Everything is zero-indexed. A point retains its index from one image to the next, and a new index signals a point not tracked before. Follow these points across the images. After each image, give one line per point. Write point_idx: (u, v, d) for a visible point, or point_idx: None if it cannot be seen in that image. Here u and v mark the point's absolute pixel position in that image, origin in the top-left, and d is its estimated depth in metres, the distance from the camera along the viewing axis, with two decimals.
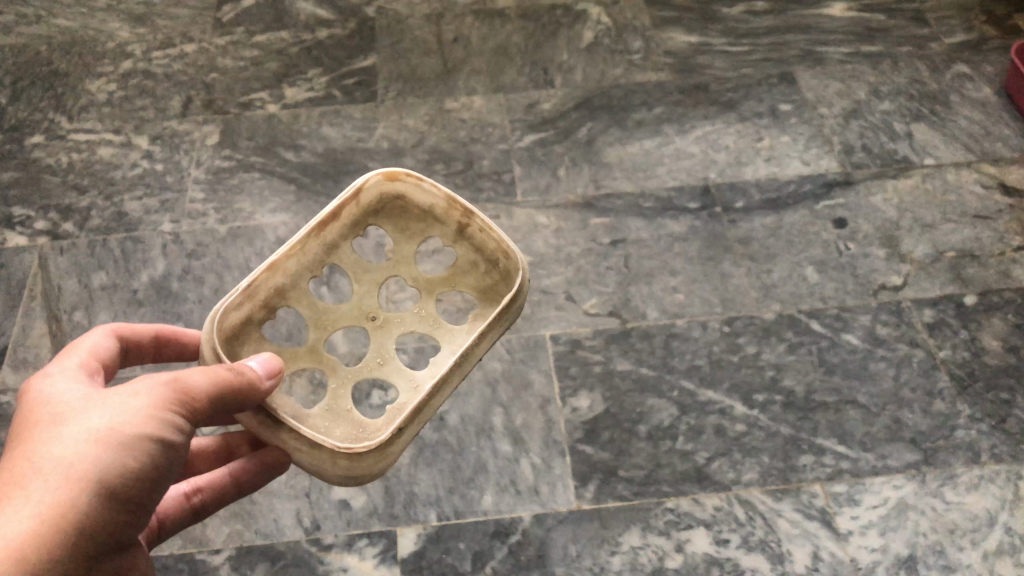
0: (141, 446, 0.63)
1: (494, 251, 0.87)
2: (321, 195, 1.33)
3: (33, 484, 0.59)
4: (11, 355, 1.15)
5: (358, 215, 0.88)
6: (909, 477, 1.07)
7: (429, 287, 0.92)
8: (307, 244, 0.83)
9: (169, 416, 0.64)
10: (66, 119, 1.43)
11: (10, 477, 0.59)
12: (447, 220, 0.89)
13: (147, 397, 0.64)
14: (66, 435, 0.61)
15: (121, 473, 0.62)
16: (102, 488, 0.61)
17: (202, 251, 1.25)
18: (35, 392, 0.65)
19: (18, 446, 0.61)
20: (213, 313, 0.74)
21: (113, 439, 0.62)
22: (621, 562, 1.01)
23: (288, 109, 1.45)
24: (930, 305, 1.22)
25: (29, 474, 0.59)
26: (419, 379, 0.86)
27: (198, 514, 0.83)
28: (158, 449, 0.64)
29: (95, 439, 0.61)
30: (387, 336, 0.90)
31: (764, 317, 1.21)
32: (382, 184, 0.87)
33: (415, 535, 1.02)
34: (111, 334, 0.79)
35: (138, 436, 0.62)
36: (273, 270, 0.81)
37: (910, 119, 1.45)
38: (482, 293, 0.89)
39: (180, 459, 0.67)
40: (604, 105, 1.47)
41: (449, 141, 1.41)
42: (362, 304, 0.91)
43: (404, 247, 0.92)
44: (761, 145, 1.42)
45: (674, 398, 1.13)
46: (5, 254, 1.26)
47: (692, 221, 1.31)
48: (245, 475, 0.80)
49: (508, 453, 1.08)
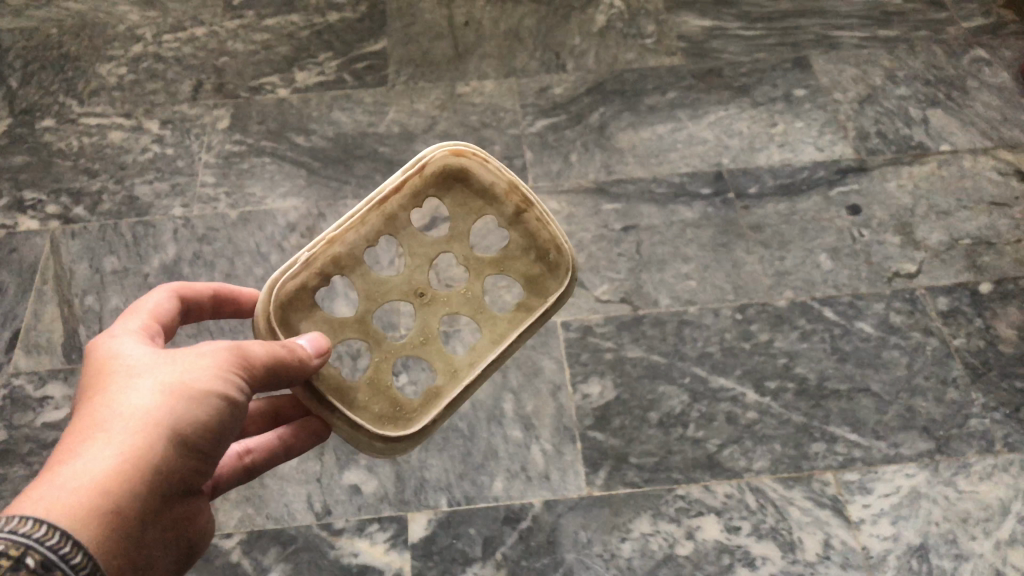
0: (210, 402, 0.62)
1: (547, 243, 0.85)
2: (332, 180, 1.32)
3: (110, 433, 0.58)
4: (23, 338, 1.16)
5: (418, 186, 0.82)
6: (922, 466, 1.06)
7: (479, 268, 0.87)
8: (369, 213, 0.78)
9: (232, 377, 0.64)
10: (77, 103, 1.43)
11: (89, 423, 0.58)
12: (505, 202, 0.85)
13: (213, 357, 0.64)
14: (141, 387, 0.61)
15: (190, 429, 0.61)
16: (175, 439, 0.60)
17: (213, 235, 1.25)
18: (104, 348, 0.65)
19: (89, 399, 0.61)
20: (270, 280, 0.75)
21: (185, 393, 0.61)
22: (631, 548, 1.00)
23: (298, 93, 1.44)
24: (945, 293, 1.21)
25: (107, 420, 0.59)
26: (459, 363, 0.83)
27: (249, 474, 0.81)
28: (224, 407, 0.63)
29: (168, 390, 0.61)
30: (433, 314, 0.85)
31: (776, 304, 1.20)
32: (446, 159, 0.82)
33: (425, 520, 1.02)
34: (173, 293, 0.78)
35: (207, 393, 0.62)
36: (331, 242, 0.78)
37: (927, 104, 1.44)
38: (528, 282, 0.86)
39: (236, 426, 0.67)
40: (616, 90, 1.46)
41: (461, 126, 1.40)
42: (413, 277, 0.85)
43: (460, 222, 0.85)
44: (774, 130, 1.40)
45: (685, 385, 1.12)
46: (17, 238, 1.26)
47: (705, 208, 1.30)
48: (301, 436, 0.81)
49: (519, 439, 1.08)
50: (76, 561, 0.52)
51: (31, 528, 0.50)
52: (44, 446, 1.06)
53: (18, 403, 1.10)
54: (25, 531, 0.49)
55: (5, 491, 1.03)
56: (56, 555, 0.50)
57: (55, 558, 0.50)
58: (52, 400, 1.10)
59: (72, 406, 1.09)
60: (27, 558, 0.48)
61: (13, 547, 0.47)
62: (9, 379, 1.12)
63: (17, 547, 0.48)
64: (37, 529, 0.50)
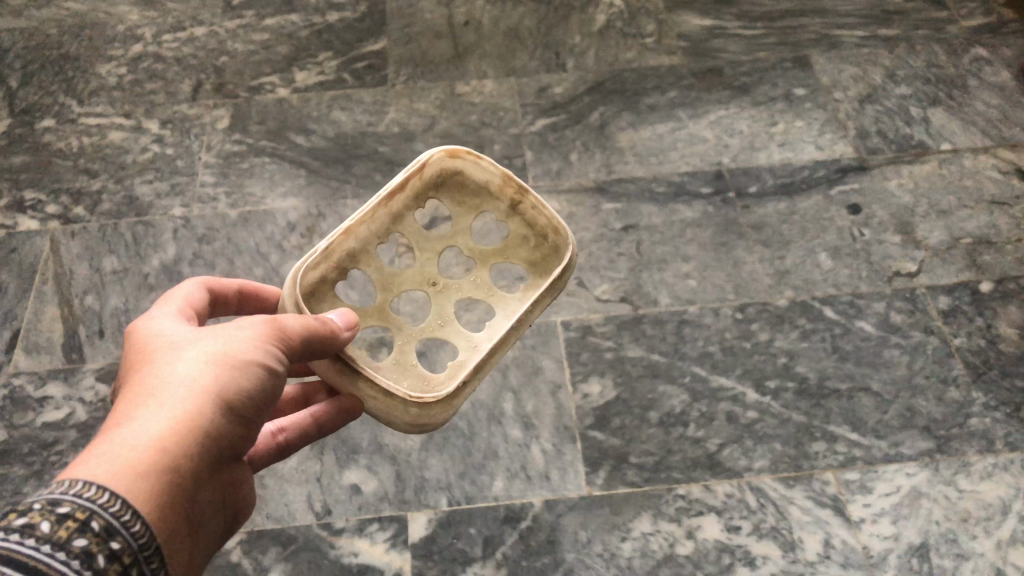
0: (253, 371, 0.63)
1: (545, 227, 0.87)
2: (332, 180, 1.32)
3: (158, 400, 0.59)
4: (23, 338, 1.15)
5: (421, 187, 0.86)
6: (922, 465, 1.06)
7: (484, 257, 0.91)
8: (377, 211, 0.82)
9: (271, 348, 0.65)
10: (76, 104, 1.43)
11: (139, 393, 0.59)
12: (501, 196, 0.88)
13: (252, 328, 0.65)
14: (186, 359, 0.62)
15: (235, 397, 0.62)
16: (223, 406, 0.61)
17: (213, 235, 1.25)
18: (144, 329, 0.66)
19: (134, 374, 0.62)
20: (293, 272, 0.75)
21: (230, 362, 0.62)
22: (632, 548, 1.00)
23: (298, 92, 1.44)
24: (945, 292, 1.21)
25: (157, 389, 0.59)
26: (477, 339, 0.85)
27: (285, 453, 0.81)
28: (266, 378, 0.64)
29: (212, 360, 0.62)
30: (446, 301, 0.89)
31: (777, 303, 1.20)
32: (443, 160, 0.86)
33: (425, 520, 1.02)
34: (203, 286, 0.79)
35: (250, 362, 0.63)
36: (346, 234, 0.80)
37: (927, 103, 1.44)
38: (532, 266, 0.89)
39: (275, 401, 0.67)
40: (616, 89, 1.46)
41: (461, 126, 1.40)
42: (424, 270, 0.90)
43: (461, 219, 0.90)
44: (775, 129, 1.40)
45: (686, 385, 1.12)
46: (16, 238, 1.26)
47: (705, 207, 1.30)
48: (331, 415, 0.79)
49: (519, 438, 1.08)
50: (137, 528, 0.52)
51: (93, 491, 0.51)
52: (43, 446, 1.06)
53: (18, 403, 1.10)
54: (88, 495, 0.50)
55: (4, 491, 1.03)
56: (118, 521, 0.51)
57: (118, 525, 0.51)
58: (52, 400, 1.10)
59: (71, 406, 1.09)
60: (92, 522, 0.49)
61: (77, 510, 0.49)
62: (9, 380, 1.12)
63: (83, 511, 0.49)
64: (99, 492, 0.51)
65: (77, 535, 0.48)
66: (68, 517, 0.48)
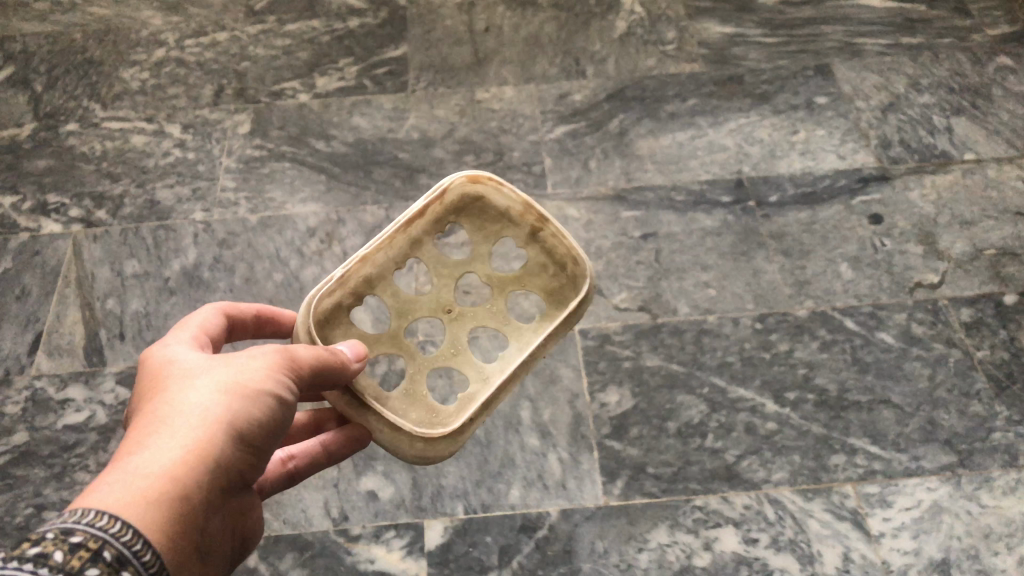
0: (264, 401, 0.63)
1: (564, 256, 0.86)
2: (351, 185, 1.33)
3: (171, 429, 0.59)
4: (46, 340, 1.16)
5: (442, 212, 0.86)
6: (943, 480, 1.05)
7: (503, 284, 0.90)
8: (395, 237, 0.82)
9: (283, 377, 0.65)
10: (100, 108, 1.44)
11: (151, 421, 0.60)
12: (522, 222, 0.87)
13: (264, 357, 0.65)
14: (198, 388, 0.62)
15: (245, 426, 0.62)
16: (233, 435, 0.61)
17: (233, 240, 1.26)
18: (157, 358, 0.66)
19: (148, 402, 0.62)
20: (309, 299, 0.76)
21: (241, 391, 0.62)
22: (648, 559, 1.00)
23: (319, 98, 1.45)
24: (968, 303, 1.20)
25: (169, 417, 0.60)
26: (489, 370, 0.84)
27: (293, 480, 0.82)
28: (277, 407, 0.64)
29: (223, 389, 0.62)
30: (461, 328, 0.88)
31: (796, 314, 1.19)
32: (463, 186, 0.85)
33: (442, 528, 1.02)
34: (221, 312, 0.79)
35: (261, 391, 0.63)
36: (363, 261, 0.80)
37: (951, 112, 1.42)
38: (550, 295, 0.87)
39: (286, 430, 0.68)
40: (636, 96, 1.45)
41: (480, 132, 1.40)
42: (440, 296, 0.89)
43: (481, 244, 0.89)
44: (796, 138, 1.40)
45: (704, 395, 1.12)
46: (40, 241, 1.27)
47: (725, 215, 1.30)
48: (340, 445, 0.80)
49: (536, 447, 1.07)
50: (148, 557, 0.52)
51: (104, 521, 0.51)
52: (64, 448, 1.07)
53: (40, 405, 1.11)
54: (100, 524, 0.51)
55: (25, 493, 1.04)
56: (130, 551, 0.51)
57: (129, 555, 0.51)
58: (73, 402, 1.10)
59: (92, 408, 1.10)
60: (105, 551, 0.50)
61: (90, 540, 0.49)
62: (32, 382, 1.13)
63: (95, 540, 0.50)
64: (111, 522, 0.51)
65: (89, 565, 0.48)
66: (81, 546, 0.49)
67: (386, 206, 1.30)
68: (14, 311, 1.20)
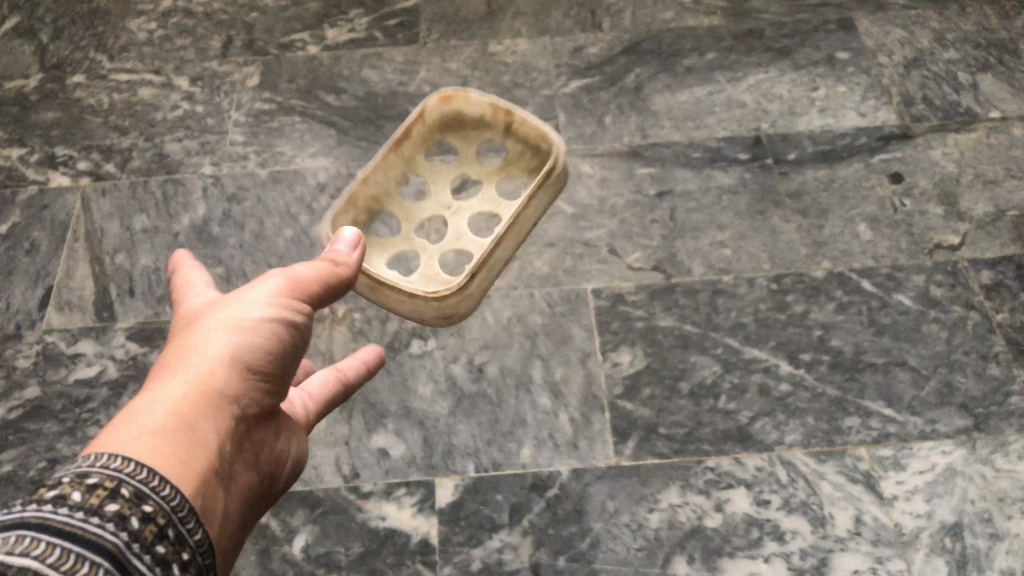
0: (266, 333, 0.65)
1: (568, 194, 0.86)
2: (362, 140, 1.30)
3: (178, 370, 0.60)
4: (56, 295, 1.15)
5: None
6: (958, 443, 1.04)
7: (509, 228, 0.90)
8: None
9: (281, 311, 0.67)
10: (107, 59, 1.42)
11: (162, 367, 0.62)
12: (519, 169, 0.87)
13: (259, 296, 0.67)
14: (203, 334, 0.64)
15: (251, 358, 0.64)
16: (240, 366, 0.63)
17: (243, 195, 1.25)
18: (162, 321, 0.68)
19: (158, 357, 0.64)
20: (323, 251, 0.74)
21: (245, 327, 0.65)
22: (659, 519, 0.99)
23: (329, 50, 1.42)
24: (989, 266, 1.18)
25: (177, 361, 0.61)
26: None
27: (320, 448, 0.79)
28: (280, 337, 0.66)
29: (225, 329, 0.64)
30: None
31: (813, 275, 1.17)
32: None
33: (453, 485, 1.01)
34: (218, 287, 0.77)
35: (262, 325, 0.65)
36: None
37: (977, 68, 1.38)
38: None
39: (294, 357, 0.70)
40: (653, 51, 1.42)
41: (493, 86, 1.37)
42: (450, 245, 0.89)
43: None
44: (816, 94, 1.36)
45: (718, 356, 1.10)
46: (49, 194, 1.26)
47: (743, 173, 1.27)
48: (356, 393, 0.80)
49: (547, 406, 1.06)
50: (167, 492, 0.51)
51: (119, 462, 0.51)
52: (76, 403, 1.06)
53: (51, 360, 1.10)
54: (115, 466, 0.50)
55: (38, 447, 1.03)
56: (147, 487, 0.50)
57: (148, 492, 0.50)
58: (84, 357, 1.10)
59: (103, 363, 1.09)
60: (122, 488, 0.49)
61: (106, 480, 0.49)
62: (42, 336, 1.12)
63: (111, 480, 0.49)
64: (125, 462, 0.51)
65: (108, 501, 0.47)
66: (98, 486, 0.48)
67: None
68: (24, 265, 1.19)
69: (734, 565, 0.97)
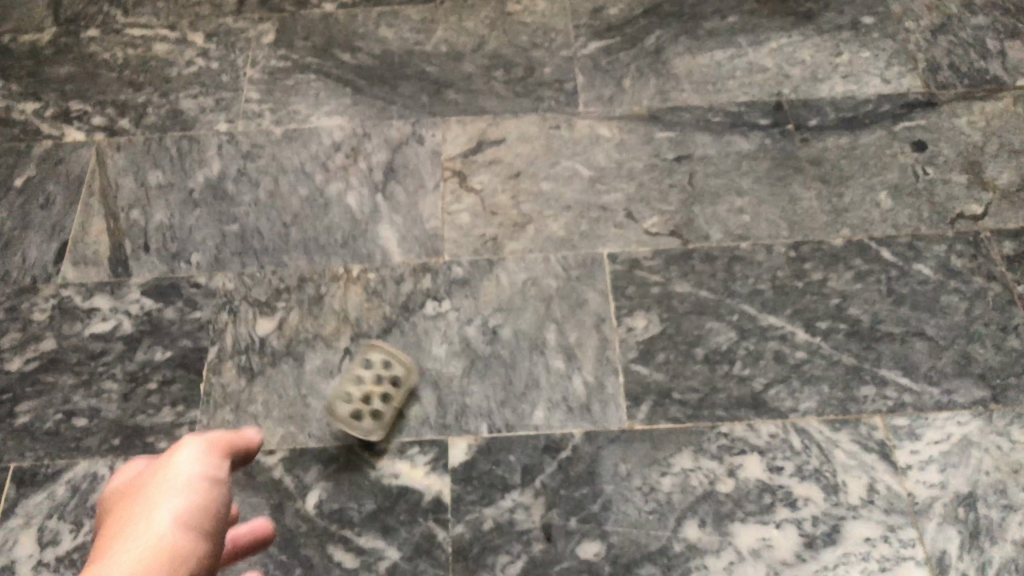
0: (205, 502, 0.65)
1: None
2: (378, 100, 1.29)
3: (131, 546, 0.60)
4: (71, 250, 1.15)
5: None
6: (974, 414, 1.03)
7: None
8: None
9: (211, 476, 0.67)
10: (121, 14, 1.41)
11: (105, 554, 0.60)
12: None
13: (179, 473, 0.66)
14: (140, 518, 0.63)
15: (198, 525, 0.63)
16: (189, 534, 0.62)
17: (258, 153, 1.24)
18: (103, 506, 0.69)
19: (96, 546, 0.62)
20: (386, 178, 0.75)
21: (188, 495, 0.65)
22: (671, 483, 0.99)
23: (345, 8, 1.40)
24: (1011, 236, 1.16)
25: (125, 540, 0.61)
26: None
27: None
28: (218, 503, 0.66)
29: (171, 495, 0.64)
30: None
31: (832, 243, 1.16)
32: None
33: (466, 445, 1.01)
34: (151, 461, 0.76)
35: (199, 493, 0.65)
36: None
37: (1005, 35, 1.36)
38: None
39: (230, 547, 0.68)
40: (673, 13, 1.39)
41: (510, 47, 1.35)
42: None
43: None
44: (839, 60, 1.33)
45: (734, 322, 1.10)
46: (63, 149, 1.25)
47: (763, 139, 1.25)
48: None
49: (561, 369, 1.06)
50: None
51: None
52: (92, 357, 1.07)
53: (66, 314, 1.10)
54: None
55: (54, 400, 1.04)
56: None
57: None
58: (99, 312, 1.10)
59: (119, 318, 1.09)
60: None
61: None
62: (58, 291, 1.12)
63: None
64: None
65: None
66: None
67: (413, 121, 1.27)
68: (38, 219, 1.19)
69: (745, 529, 0.96)
